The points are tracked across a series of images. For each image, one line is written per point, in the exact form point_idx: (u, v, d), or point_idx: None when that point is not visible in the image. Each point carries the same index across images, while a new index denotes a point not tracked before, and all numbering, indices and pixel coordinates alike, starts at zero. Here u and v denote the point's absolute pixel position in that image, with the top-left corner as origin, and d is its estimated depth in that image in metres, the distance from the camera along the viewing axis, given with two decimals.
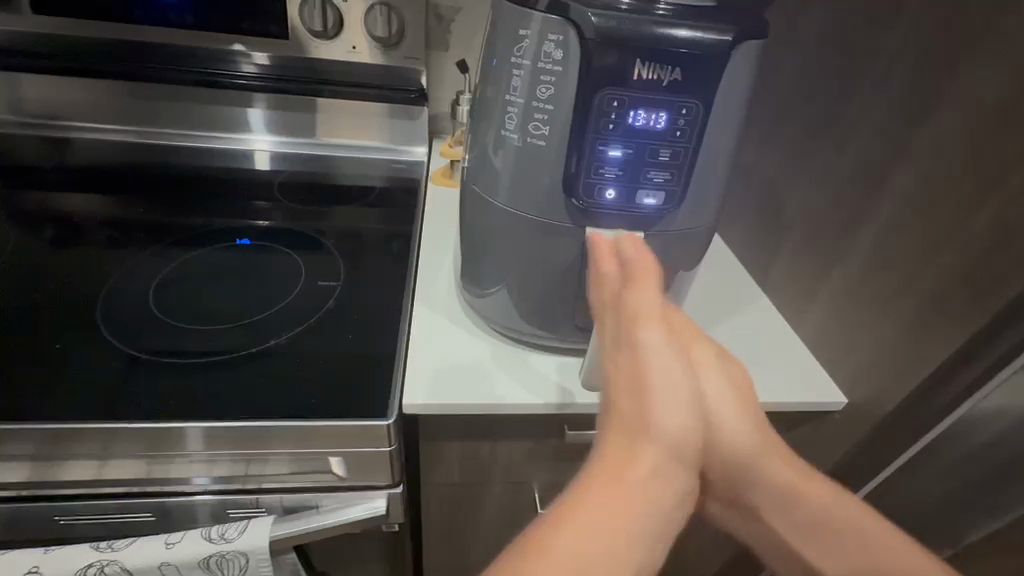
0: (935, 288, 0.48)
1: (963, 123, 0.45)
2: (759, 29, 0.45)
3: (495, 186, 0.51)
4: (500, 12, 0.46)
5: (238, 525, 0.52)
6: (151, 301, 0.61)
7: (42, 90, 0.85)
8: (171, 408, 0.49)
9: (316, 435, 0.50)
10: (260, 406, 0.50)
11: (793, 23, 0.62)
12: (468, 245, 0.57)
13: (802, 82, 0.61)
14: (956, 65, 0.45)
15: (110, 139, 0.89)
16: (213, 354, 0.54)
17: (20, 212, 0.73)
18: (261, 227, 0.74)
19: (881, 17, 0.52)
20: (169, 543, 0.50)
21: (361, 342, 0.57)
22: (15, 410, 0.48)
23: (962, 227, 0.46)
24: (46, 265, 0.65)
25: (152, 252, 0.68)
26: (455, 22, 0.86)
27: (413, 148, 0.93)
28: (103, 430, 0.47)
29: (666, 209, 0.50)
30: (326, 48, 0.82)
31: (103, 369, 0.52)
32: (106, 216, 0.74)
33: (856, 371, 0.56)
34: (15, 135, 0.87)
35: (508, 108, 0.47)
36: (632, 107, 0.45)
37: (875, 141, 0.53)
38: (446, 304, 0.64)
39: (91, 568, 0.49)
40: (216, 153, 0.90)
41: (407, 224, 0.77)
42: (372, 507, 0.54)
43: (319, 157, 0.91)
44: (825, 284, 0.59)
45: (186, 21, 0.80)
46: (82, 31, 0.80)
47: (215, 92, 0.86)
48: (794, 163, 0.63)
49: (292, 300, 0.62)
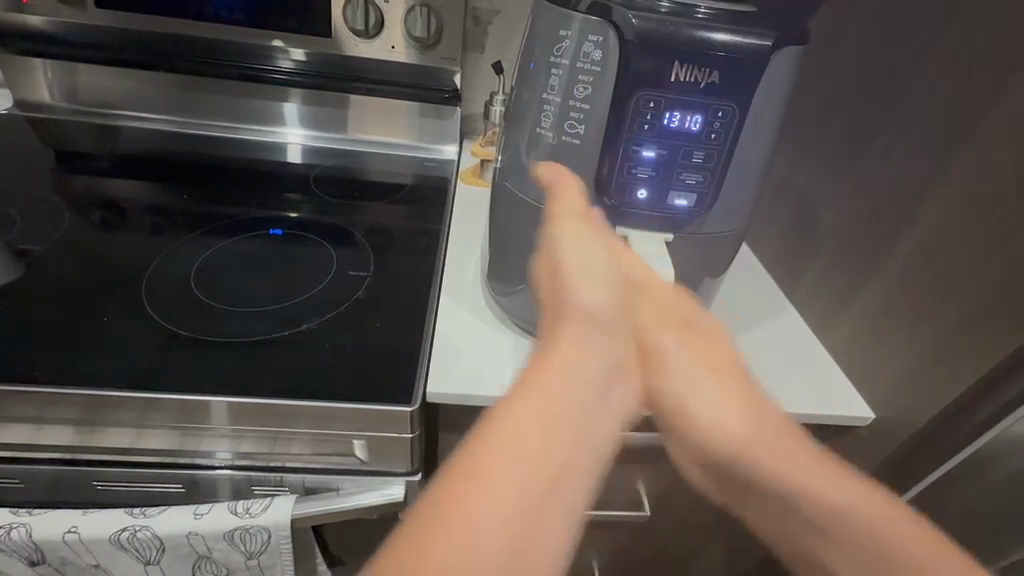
0: (971, 305, 0.47)
1: (1009, 138, 0.44)
2: (798, 36, 0.45)
3: (528, 184, 0.52)
4: (541, 14, 0.47)
5: (262, 501, 0.54)
6: (192, 283, 0.64)
7: (98, 81, 0.89)
8: (207, 383, 0.51)
9: (343, 417, 0.51)
10: (292, 386, 0.52)
11: (833, 32, 0.61)
12: (497, 242, 0.58)
13: (840, 94, 0.60)
14: (1001, 81, 0.44)
15: (157, 128, 0.93)
16: (247, 335, 0.57)
17: (73, 194, 0.77)
18: (294, 218, 0.77)
19: (927, 29, 0.51)
20: (198, 514, 0.53)
21: (387, 332, 0.59)
22: (64, 376, 0.51)
23: (1004, 241, 0.44)
24: (96, 245, 0.68)
25: (191, 238, 0.71)
26: (493, 25, 0.88)
27: (444, 147, 0.95)
28: (143, 399, 0.50)
29: (696, 212, 0.50)
30: (366, 47, 0.85)
31: (143, 344, 0.55)
32: (151, 202, 0.77)
33: (887, 387, 0.54)
34: (69, 121, 0.92)
35: (544, 107, 0.48)
36: (668, 108, 0.45)
37: (913, 156, 0.52)
38: (471, 298, 0.65)
39: (124, 532, 0.51)
40: (256, 145, 0.93)
41: (434, 221, 0.78)
42: (388, 493, 0.56)
43: (353, 152, 0.94)
44: (857, 298, 0.58)
45: (235, 18, 0.83)
46: (138, 25, 0.84)
47: (259, 87, 0.89)
48: (828, 172, 0.62)
49: (325, 286, 0.64)
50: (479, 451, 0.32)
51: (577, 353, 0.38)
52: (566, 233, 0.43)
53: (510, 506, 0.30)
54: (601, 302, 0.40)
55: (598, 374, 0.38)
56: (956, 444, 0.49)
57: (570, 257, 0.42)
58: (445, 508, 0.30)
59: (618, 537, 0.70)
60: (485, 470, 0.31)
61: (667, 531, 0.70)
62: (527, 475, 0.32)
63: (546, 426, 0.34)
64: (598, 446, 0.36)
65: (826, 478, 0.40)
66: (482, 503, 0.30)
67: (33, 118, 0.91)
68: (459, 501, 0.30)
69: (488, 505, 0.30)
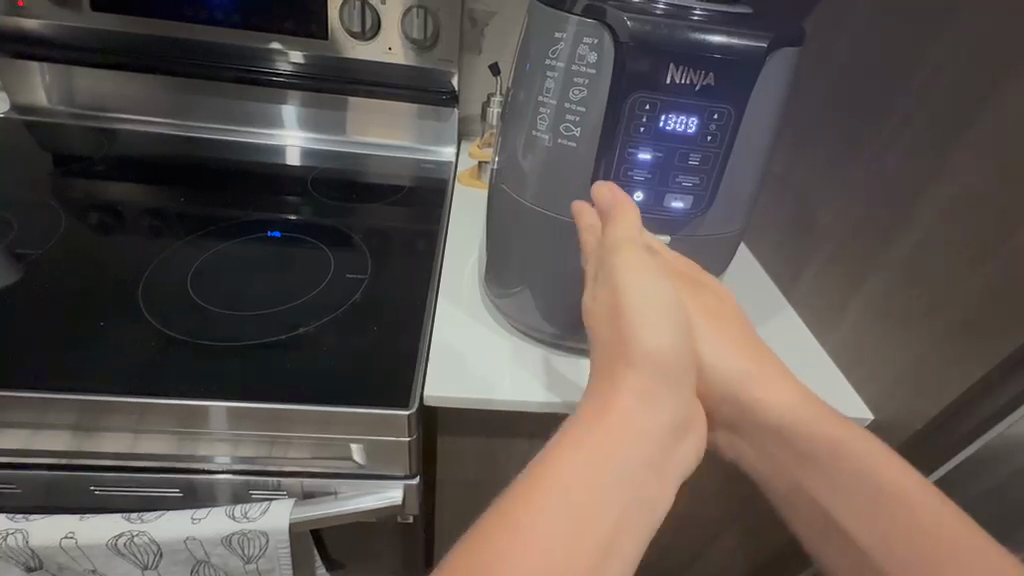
0: (969, 305, 0.46)
1: (1006, 138, 0.44)
2: (794, 37, 0.45)
3: (525, 186, 0.52)
4: (537, 16, 0.47)
5: (260, 506, 0.54)
6: (188, 287, 0.63)
7: (94, 84, 0.89)
8: (204, 387, 0.51)
9: (341, 421, 0.51)
10: (289, 390, 0.52)
11: (830, 32, 0.61)
12: (494, 244, 0.58)
13: (837, 94, 0.60)
14: (998, 81, 0.44)
15: (154, 131, 0.93)
16: (243, 340, 0.56)
17: (71, 198, 0.77)
18: (292, 221, 0.77)
19: (923, 28, 0.51)
20: (196, 518, 0.53)
21: (385, 334, 0.59)
22: (61, 381, 0.51)
23: (1001, 241, 0.44)
24: (92, 248, 0.68)
25: (188, 241, 0.71)
26: (489, 26, 0.88)
27: (442, 149, 0.94)
28: (140, 404, 0.50)
29: (692, 214, 0.50)
30: (363, 49, 0.84)
31: (140, 348, 0.55)
32: (148, 205, 0.77)
33: (885, 388, 0.54)
34: (66, 124, 0.92)
35: (540, 109, 0.48)
36: (663, 110, 0.45)
37: (911, 155, 0.52)
38: (468, 300, 0.65)
39: (122, 537, 0.51)
40: (254, 147, 0.93)
41: (432, 223, 0.78)
42: (386, 497, 0.56)
43: (351, 154, 0.94)
44: (855, 299, 0.58)
45: (232, 21, 0.83)
46: (134, 28, 0.84)
47: (256, 90, 0.89)
48: (825, 173, 0.62)
49: (322, 290, 0.64)
50: (542, 479, 0.36)
51: (639, 391, 0.41)
52: (626, 257, 0.45)
53: (570, 515, 0.35)
54: (660, 343, 0.43)
55: (643, 407, 0.41)
56: (955, 444, 0.49)
57: (633, 293, 0.45)
58: (504, 532, 0.33)
59: None
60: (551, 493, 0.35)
61: (666, 532, 0.70)
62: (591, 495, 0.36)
63: (604, 461, 0.37)
64: (656, 470, 0.39)
65: (837, 433, 0.46)
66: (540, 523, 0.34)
67: (30, 121, 0.91)
68: (520, 519, 0.34)
69: (541, 527, 0.34)
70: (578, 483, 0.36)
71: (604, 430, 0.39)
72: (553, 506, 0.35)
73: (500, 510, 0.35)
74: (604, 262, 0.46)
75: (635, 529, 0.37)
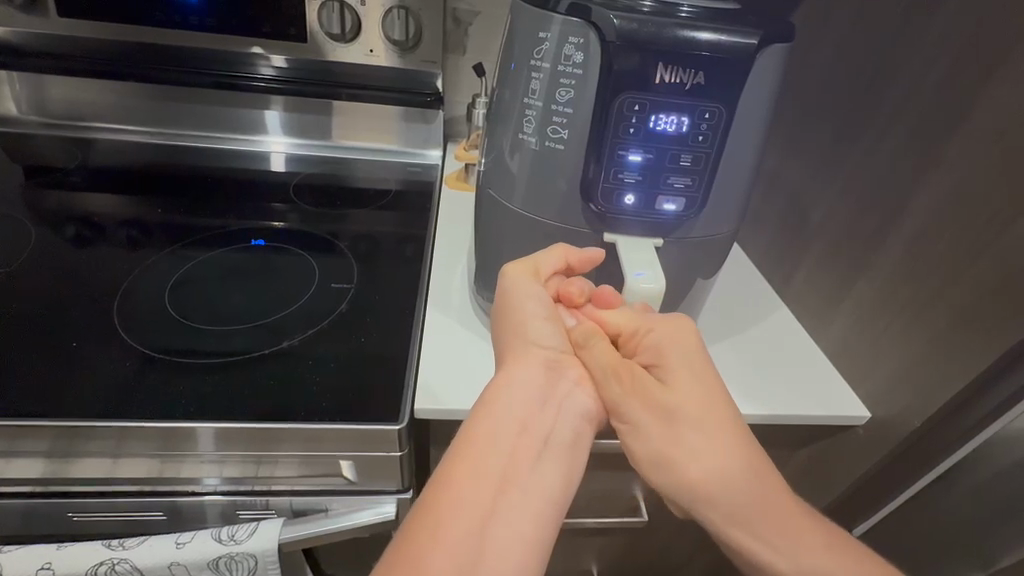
0: (966, 301, 0.46)
1: (998, 132, 0.43)
2: (784, 32, 0.44)
3: (512, 190, 0.50)
4: (521, 13, 0.45)
5: (247, 527, 0.52)
6: (166, 301, 0.61)
7: (66, 91, 0.86)
8: (184, 408, 0.49)
9: (330, 437, 0.49)
10: (275, 408, 0.50)
11: (818, 25, 0.61)
12: (484, 249, 0.56)
13: (827, 89, 0.60)
14: (990, 75, 0.44)
15: (131, 139, 0.90)
16: (227, 355, 0.54)
17: (44, 211, 0.74)
18: (277, 228, 0.75)
19: (912, 21, 0.50)
20: (179, 543, 0.51)
21: (373, 344, 0.57)
22: (33, 408, 0.48)
23: (997, 235, 0.44)
24: (66, 263, 0.65)
25: (167, 253, 0.68)
26: (473, 26, 0.86)
27: (428, 151, 0.93)
28: (116, 429, 0.47)
29: (685, 216, 0.49)
30: (344, 52, 0.83)
31: (115, 369, 0.52)
32: (126, 216, 0.75)
33: (880, 386, 0.54)
34: (38, 134, 0.88)
35: (526, 111, 0.47)
36: (653, 111, 0.44)
37: (906, 151, 0.51)
38: (458, 307, 0.63)
39: (102, 565, 0.50)
40: (234, 153, 0.91)
41: (419, 227, 0.76)
42: (381, 512, 0.54)
43: (336, 159, 0.92)
44: (850, 296, 0.57)
45: (206, 24, 0.81)
46: (105, 34, 0.81)
47: (235, 95, 0.87)
48: (818, 169, 0.61)
49: (307, 300, 0.62)
50: (437, 501, 0.37)
51: (531, 378, 0.44)
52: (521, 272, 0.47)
53: (470, 501, 0.37)
54: (542, 330, 0.46)
55: (530, 402, 0.43)
56: (952, 441, 0.48)
57: (522, 303, 0.46)
58: (414, 543, 0.35)
59: (617, 543, 0.70)
60: (452, 495, 0.37)
61: (666, 535, 0.69)
62: (485, 488, 0.38)
63: (492, 448, 0.40)
64: (537, 477, 0.40)
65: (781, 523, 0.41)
66: (441, 528, 0.36)
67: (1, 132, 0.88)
68: (426, 537, 0.36)
69: (454, 518, 0.36)
70: (468, 470, 0.39)
71: (490, 418, 0.41)
72: (460, 494, 0.38)
73: (423, 504, 0.37)
74: (507, 274, 0.47)
75: (535, 500, 0.39)
